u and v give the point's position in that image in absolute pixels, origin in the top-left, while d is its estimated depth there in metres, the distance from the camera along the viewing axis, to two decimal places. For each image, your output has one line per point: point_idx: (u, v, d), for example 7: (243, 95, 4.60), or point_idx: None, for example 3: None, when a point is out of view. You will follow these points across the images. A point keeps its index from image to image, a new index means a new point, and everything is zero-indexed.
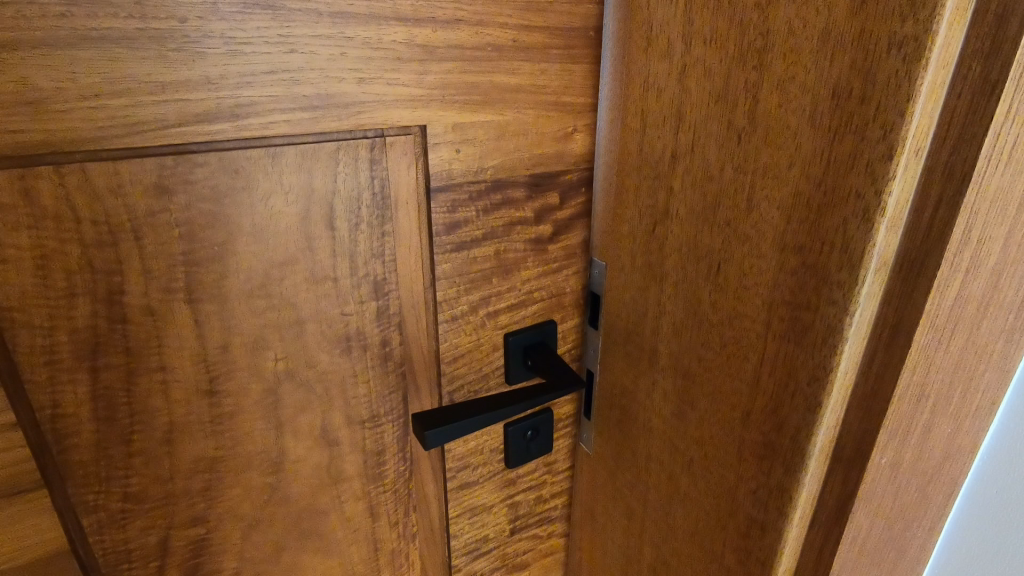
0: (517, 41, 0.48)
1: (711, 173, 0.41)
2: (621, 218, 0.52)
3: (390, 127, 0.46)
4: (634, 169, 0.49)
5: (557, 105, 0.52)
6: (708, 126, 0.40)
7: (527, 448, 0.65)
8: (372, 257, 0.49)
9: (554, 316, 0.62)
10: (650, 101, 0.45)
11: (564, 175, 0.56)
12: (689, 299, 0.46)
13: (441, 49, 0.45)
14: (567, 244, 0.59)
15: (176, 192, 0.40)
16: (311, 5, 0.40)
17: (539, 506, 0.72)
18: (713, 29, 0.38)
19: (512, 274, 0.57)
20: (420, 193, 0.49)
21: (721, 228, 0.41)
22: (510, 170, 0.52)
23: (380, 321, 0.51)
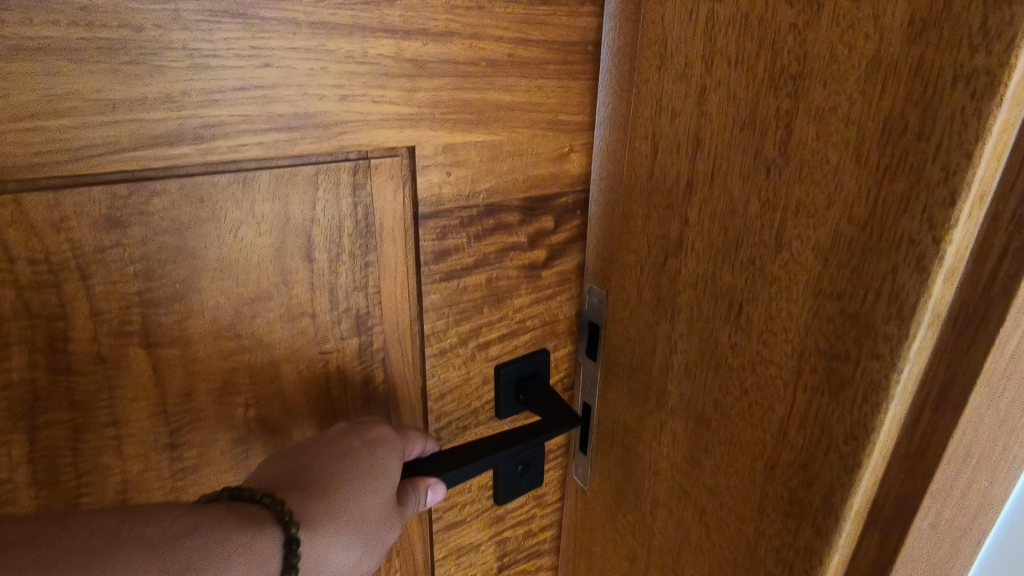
0: (513, 56, 0.44)
1: (734, 207, 0.37)
2: (627, 248, 0.48)
3: (374, 149, 0.40)
4: (642, 196, 0.45)
5: (555, 123, 0.48)
6: (732, 156, 0.37)
7: (516, 482, 0.60)
8: (354, 291, 0.43)
9: (547, 345, 0.57)
10: (663, 125, 0.42)
11: (559, 197, 0.51)
12: (707, 338, 0.42)
13: (432, 65, 0.40)
14: (560, 271, 0.54)
15: (131, 224, 0.34)
16: (289, 14, 0.34)
17: (529, 541, 0.67)
18: (739, 50, 0.35)
19: (505, 302, 0.52)
20: (407, 219, 0.44)
21: (744, 267, 0.38)
22: (503, 192, 0.48)
23: (362, 358, 0.46)
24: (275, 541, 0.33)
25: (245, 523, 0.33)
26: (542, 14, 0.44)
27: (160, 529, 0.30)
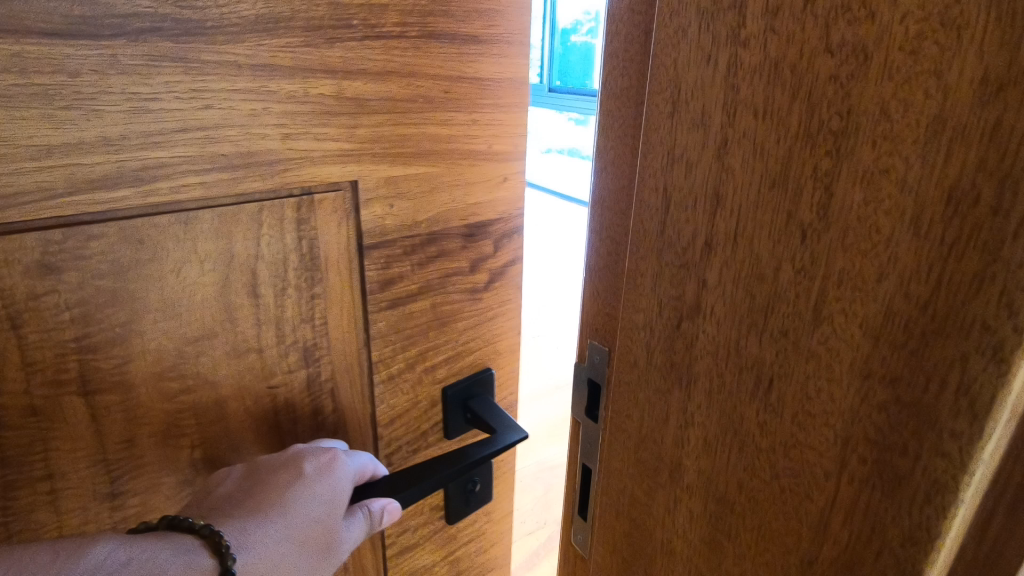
0: (447, 93, 0.50)
1: (762, 272, 0.33)
2: (632, 307, 0.44)
3: (317, 185, 0.45)
4: (650, 251, 0.41)
5: (487, 154, 0.55)
6: (760, 214, 0.33)
7: (466, 499, 0.66)
8: (302, 321, 0.48)
9: (491, 365, 0.64)
10: (675, 176, 0.37)
11: (493, 225, 0.59)
12: (729, 411, 0.38)
13: (372, 102, 0.46)
14: (498, 292, 0.62)
15: (66, 269, 0.36)
16: (232, 58, 0.39)
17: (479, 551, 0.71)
18: (768, 98, 0.31)
19: (448, 324, 0.59)
20: (353, 249, 0.49)
21: (775, 338, 0.34)
22: (443, 223, 0.54)
23: (311, 390, 0.50)
24: (210, 560, 0.37)
25: (177, 557, 0.37)
26: (471, 53, 0.51)
27: (110, 546, 0.34)
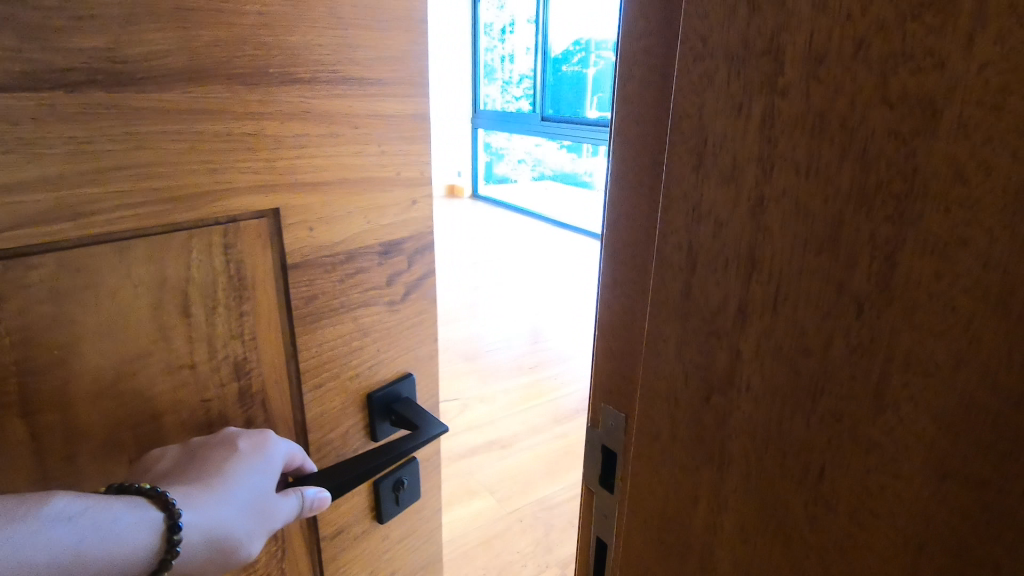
0: (357, 128, 0.56)
1: (809, 347, 0.29)
2: (653, 374, 0.39)
3: (243, 214, 0.50)
4: (672, 313, 0.37)
5: (397, 182, 0.61)
6: (804, 282, 0.29)
7: (393, 497, 0.72)
8: (232, 337, 0.51)
9: (411, 372, 0.70)
10: (701, 234, 0.34)
11: (406, 243, 0.65)
12: (770, 499, 0.33)
13: (290, 139, 0.51)
14: (413, 303, 0.68)
15: (11, 299, 0.38)
16: (163, 102, 0.42)
17: (402, 542, 0.76)
18: (815, 154, 0.27)
19: (370, 334, 0.64)
20: (275, 270, 0.53)
21: (828, 423, 0.29)
22: (360, 242, 0.60)
23: (243, 400, 0.53)
24: (157, 518, 0.38)
25: (130, 511, 0.38)
26: (377, 94, 0.57)
27: (66, 499, 0.35)
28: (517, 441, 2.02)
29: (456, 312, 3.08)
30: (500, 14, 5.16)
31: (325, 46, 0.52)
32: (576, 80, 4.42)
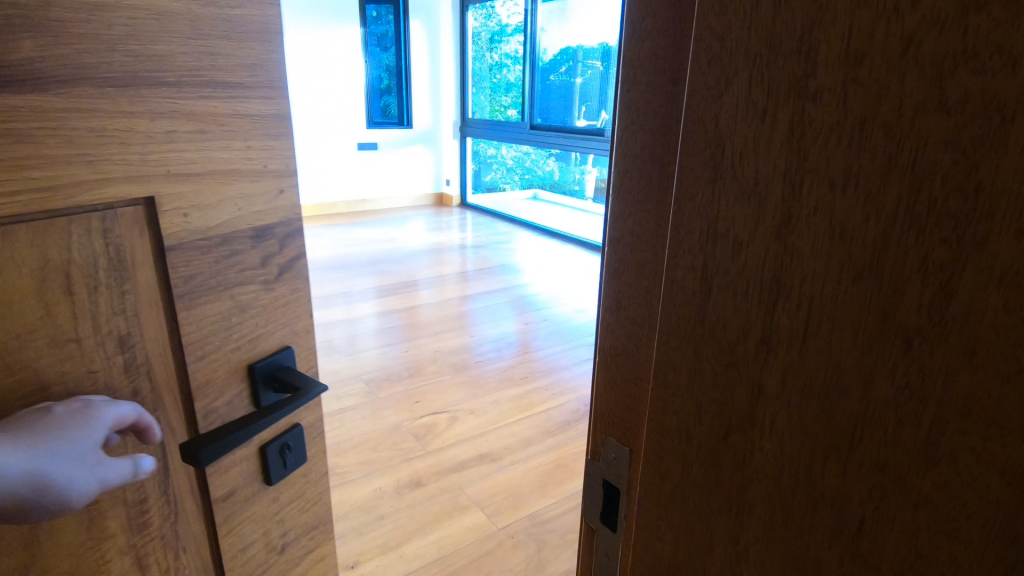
0: (232, 114, 0.52)
1: (844, 385, 0.26)
2: (662, 407, 0.36)
3: (120, 201, 0.46)
4: (685, 342, 0.33)
5: (271, 165, 0.56)
6: (840, 313, 0.26)
7: (284, 467, 0.66)
8: (115, 315, 0.47)
9: (290, 342, 0.63)
10: (718, 255, 0.30)
11: (280, 226, 0.59)
12: (797, 551, 0.30)
13: (162, 131, 0.47)
14: (290, 281, 0.61)
15: None
16: (35, 86, 0.39)
17: (302, 516, 0.71)
18: (852, 167, 0.24)
19: (251, 309, 0.57)
20: (153, 252, 0.49)
21: (865, 471, 0.26)
22: (233, 224, 0.54)
23: (130, 374, 0.49)
24: None
25: None
26: (247, 89, 0.52)
27: None
28: (510, 454, 1.97)
29: (451, 322, 3.08)
30: (487, 23, 5.12)
31: (188, 56, 0.47)
32: (563, 89, 4.40)
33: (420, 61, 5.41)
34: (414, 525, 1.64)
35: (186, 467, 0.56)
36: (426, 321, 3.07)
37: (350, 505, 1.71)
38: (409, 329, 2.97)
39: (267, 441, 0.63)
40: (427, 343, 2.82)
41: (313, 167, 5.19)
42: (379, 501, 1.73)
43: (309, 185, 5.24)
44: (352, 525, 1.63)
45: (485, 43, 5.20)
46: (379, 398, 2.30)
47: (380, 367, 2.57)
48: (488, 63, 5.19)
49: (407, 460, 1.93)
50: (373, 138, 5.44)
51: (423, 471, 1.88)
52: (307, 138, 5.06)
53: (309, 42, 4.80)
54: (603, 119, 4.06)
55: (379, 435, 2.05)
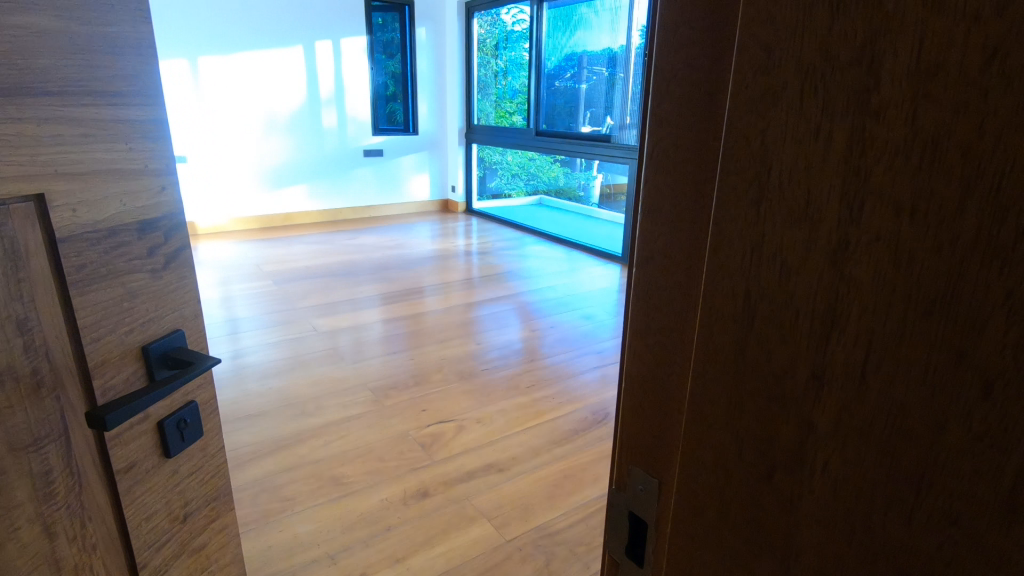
0: (113, 116, 0.52)
1: (910, 429, 0.24)
2: (697, 440, 0.33)
3: (10, 198, 0.45)
4: (721, 372, 0.31)
5: (155, 165, 0.57)
6: (905, 347, 0.23)
7: (184, 441, 0.66)
8: (12, 301, 0.47)
9: (182, 325, 0.64)
10: (763, 282, 0.28)
11: (165, 219, 0.60)
12: None
13: (46, 132, 0.47)
14: (177, 271, 0.62)
15: None
16: None
17: (204, 488, 0.71)
18: (921, 191, 0.22)
19: (141, 296, 0.58)
20: (44, 245, 0.49)
21: (934, 522, 0.24)
22: (119, 216, 0.54)
23: (28, 355, 0.48)
24: None
25: None
26: (128, 95, 0.53)
27: None
28: (517, 464, 1.95)
29: (456, 328, 3.06)
30: (492, 30, 5.11)
31: (67, 66, 0.48)
32: (569, 95, 4.38)
33: (425, 68, 5.42)
34: (421, 537, 1.61)
35: (87, 435, 0.55)
36: (431, 328, 3.05)
37: (354, 515, 1.68)
38: (415, 337, 2.95)
39: (164, 416, 0.63)
40: (434, 350, 2.79)
41: (319, 173, 5.20)
42: (385, 512, 1.70)
43: (315, 191, 5.25)
44: (358, 536, 1.60)
45: (490, 50, 5.18)
46: (385, 407, 2.28)
47: (385, 375, 2.55)
48: (493, 70, 5.18)
49: (412, 469, 1.90)
50: (379, 144, 5.43)
51: (429, 481, 1.85)
52: (310, 145, 5.05)
53: (316, 49, 4.82)
54: (608, 125, 4.05)
55: (384, 444, 2.03)
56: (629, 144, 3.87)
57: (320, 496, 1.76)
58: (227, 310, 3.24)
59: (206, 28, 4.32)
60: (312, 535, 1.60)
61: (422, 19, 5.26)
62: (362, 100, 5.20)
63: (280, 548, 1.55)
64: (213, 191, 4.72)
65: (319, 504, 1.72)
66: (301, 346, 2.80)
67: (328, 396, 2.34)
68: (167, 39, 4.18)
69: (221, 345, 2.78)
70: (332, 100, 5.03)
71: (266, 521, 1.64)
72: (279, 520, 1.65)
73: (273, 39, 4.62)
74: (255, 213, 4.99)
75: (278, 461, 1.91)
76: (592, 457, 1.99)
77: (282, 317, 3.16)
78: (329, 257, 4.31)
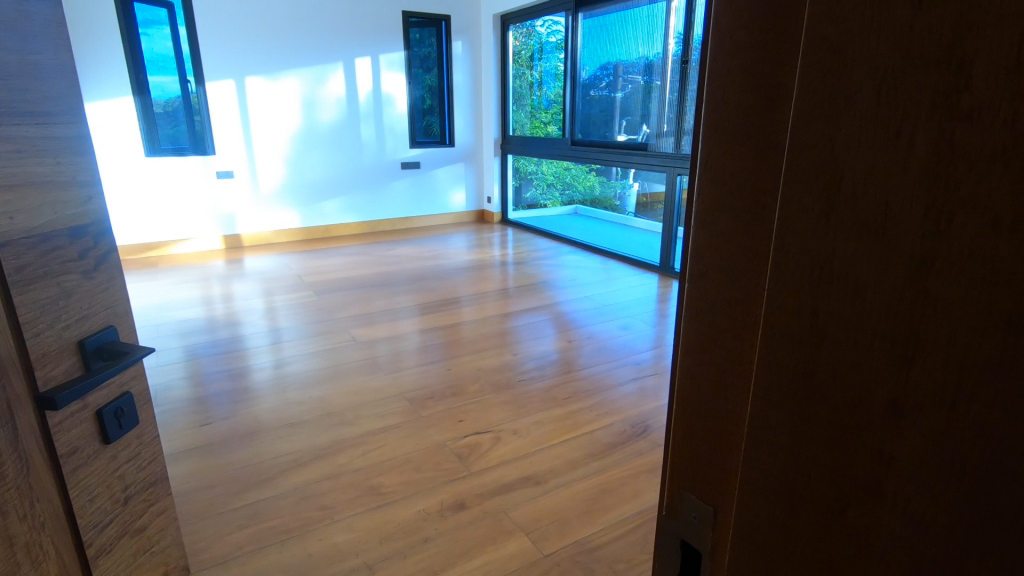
0: (40, 135, 0.58)
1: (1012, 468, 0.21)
2: (757, 469, 0.31)
3: None
4: (786, 396, 0.29)
5: (80, 177, 0.63)
6: (1006, 377, 0.21)
7: (119, 429, 0.70)
8: None
9: (110, 321, 0.69)
10: (834, 302, 0.26)
11: (92, 225, 0.65)
12: None
13: None
14: (103, 274, 0.67)
15: None
16: None
17: (140, 473, 0.76)
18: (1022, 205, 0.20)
19: (74, 295, 0.62)
20: None
21: None
22: (52, 223, 0.59)
23: None
24: None
25: None
26: (54, 117, 0.59)
27: None
28: (554, 477, 1.92)
29: (493, 339, 3.05)
30: (527, 42, 5.14)
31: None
32: (604, 104, 4.35)
33: (461, 80, 5.49)
34: (459, 549, 1.60)
35: (30, 419, 0.56)
36: (468, 339, 3.06)
37: (392, 526, 1.68)
38: (451, 347, 2.96)
39: (101, 405, 0.66)
40: (470, 360, 2.80)
41: (358, 185, 5.31)
42: (422, 524, 1.69)
43: (355, 203, 5.35)
44: (396, 546, 1.60)
45: (525, 61, 5.21)
46: (422, 417, 2.29)
47: (422, 385, 2.56)
48: (528, 81, 5.20)
49: (449, 481, 1.89)
50: (416, 156, 5.50)
51: (466, 492, 1.84)
52: (349, 158, 5.16)
53: (355, 65, 4.95)
54: (644, 133, 4.01)
55: (421, 454, 2.03)
56: (666, 151, 3.82)
57: (359, 505, 1.77)
58: (270, 320, 3.32)
59: (253, 48, 4.49)
60: (351, 544, 1.61)
61: (458, 33, 5.35)
62: (400, 114, 5.30)
63: (320, 556, 1.56)
64: (258, 204, 4.88)
65: (358, 513, 1.73)
66: (340, 356, 2.84)
67: (366, 406, 2.37)
68: (217, 60, 4.37)
69: (264, 354, 2.85)
70: (370, 114, 5.14)
71: (306, 530, 1.66)
72: (319, 528, 1.66)
73: (316, 56, 4.76)
74: (297, 225, 5.13)
75: (318, 470, 1.94)
76: (631, 470, 1.94)
77: (321, 327, 3.22)
78: (367, 268, 4.38)
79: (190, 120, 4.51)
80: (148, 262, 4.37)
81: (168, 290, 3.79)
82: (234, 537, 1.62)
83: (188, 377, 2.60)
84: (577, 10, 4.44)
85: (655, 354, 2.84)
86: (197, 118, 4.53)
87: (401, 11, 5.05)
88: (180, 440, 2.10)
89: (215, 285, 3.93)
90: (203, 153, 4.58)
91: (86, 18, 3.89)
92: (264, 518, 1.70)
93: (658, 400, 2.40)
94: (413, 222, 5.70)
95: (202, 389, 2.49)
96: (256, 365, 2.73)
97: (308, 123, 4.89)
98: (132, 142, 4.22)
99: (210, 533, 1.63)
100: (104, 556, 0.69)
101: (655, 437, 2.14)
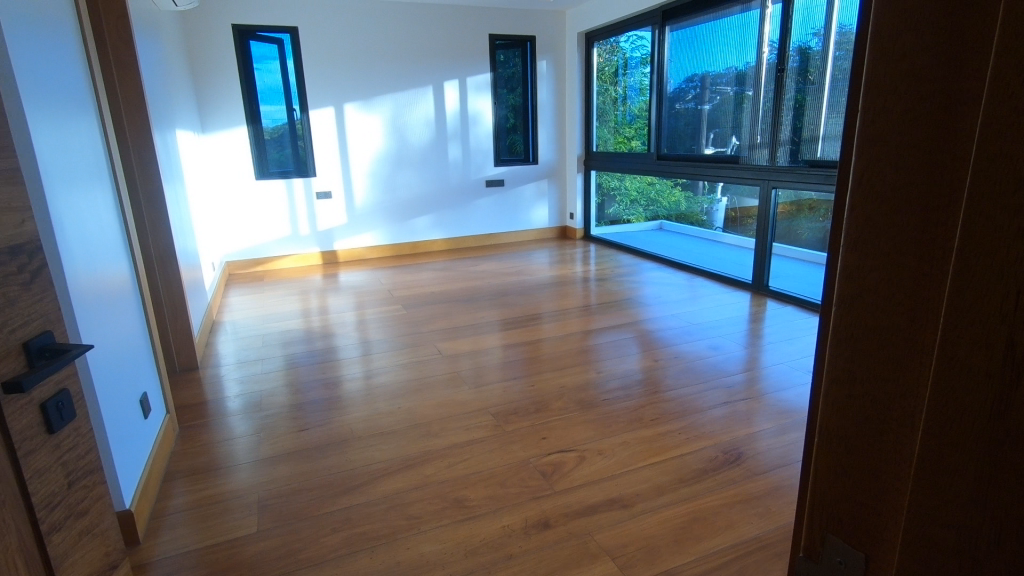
0: None
1: None
2: (929, 516, 0.28)
3: None
4: (966, 432, 0.26)
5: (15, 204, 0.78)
6: None
7: (58, 416, 0.81)
8: None
9: (49, 329, 0.82)
10: None
11: (27, 245, 0.80)
12: None
13: None
14: (38, 283, 0.82)
15: None
16: None
17: (80, 461, 0.87)
18: None
19: (15, 303, 0.76)
20: None
21: None
22: None
23: None
24: None
25: None
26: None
27: None
28: (641, 501, 1.85)
29: (576, 356, 3.01)
30: (612, 58, 5.12)
31: None
32: (692, 117, 4.24)
33: (545, 98, 5.56)
34: (543, 569, 1.57)
35: None
36: (549, 355, 3.04)
37: (476, 540, 1.69)
38: (533, 363, 2.96)
39: (45, 399, 0.79)
40: (552, 377, 2.78)
41: (445, 203, 5.48)
42: (506, 540, 1.69)
43: (441, 221, 5.52)
44: (481, 561, 1.61)
45: (609, 77, 5.19)
46: (505, 432, 2.30)
47: (505, 401, 2.57)
48: (612, 96, 5.17)
49: (533, 499, 1.88)
50: (500, 174, 5.62)
51: (550, 511, 1.81)
52: (436, 177, 5.35)
53: (444, 88, 5.16)
54: (734, 145, 3.86)
55: (505, 470, 2.03)
56: (759, 164, 3.64)
57: (444, 517, 1.79)
58: (361, 332, 3.48)
59: (351, 77, 4.81)
60: (437, 556, 1.63)
61: (543, 53, 5.43)
62: (485, 133, 5.45)
63: (407, 565, 1.59)
64: (352, 222, 5.16)
65: (444, 525, 1.75)
66: (426, 369, 2.92)
67: (451, 419, 2.41)
68: (320, 89, 4.72)
69: (355, 364, 2.99)
70: (457, 134, 5.32)
71: (394, 538, 1.70)
72: (406, 537, 1.70)
73: (408, 82, 5.01)
74: (387, 242, 5.35)
75: (406, 479, 1.99)
76: (724, 500, 1.84)
77: (409, 340, 3.33)
78: (453, 283, 4.50)
79: (294, 145, 4.85)
80: (255, 276, 4.74)
81: (273, 303, 4.08)
82: (327, 540, 1.70)
83: (287, 384, 2.77)
84: (663, 23, 4.37)
85: (747, 377, 2.68)
86: (300, 143, 4.86)
87: (487, 34, 5.22)
88: (281, 442, 2.25)
89: (313, 298, 4.19)
90: (304, 176, 4.91)
91: (210, 57, 4.38)
92: (355, 523, 1.76)
93: (751, 426, 2.26)
94: (496, 238, 5.80)
95: (299, 397, 2.64)
96: (347, 375, 2.86)
97: (399, 145, 5.12)
98: (245, 166, 4.66)
99: (306, 534, 1.72)
100: (55, 532, 0.79)
101: (750, 465, 2.01)
